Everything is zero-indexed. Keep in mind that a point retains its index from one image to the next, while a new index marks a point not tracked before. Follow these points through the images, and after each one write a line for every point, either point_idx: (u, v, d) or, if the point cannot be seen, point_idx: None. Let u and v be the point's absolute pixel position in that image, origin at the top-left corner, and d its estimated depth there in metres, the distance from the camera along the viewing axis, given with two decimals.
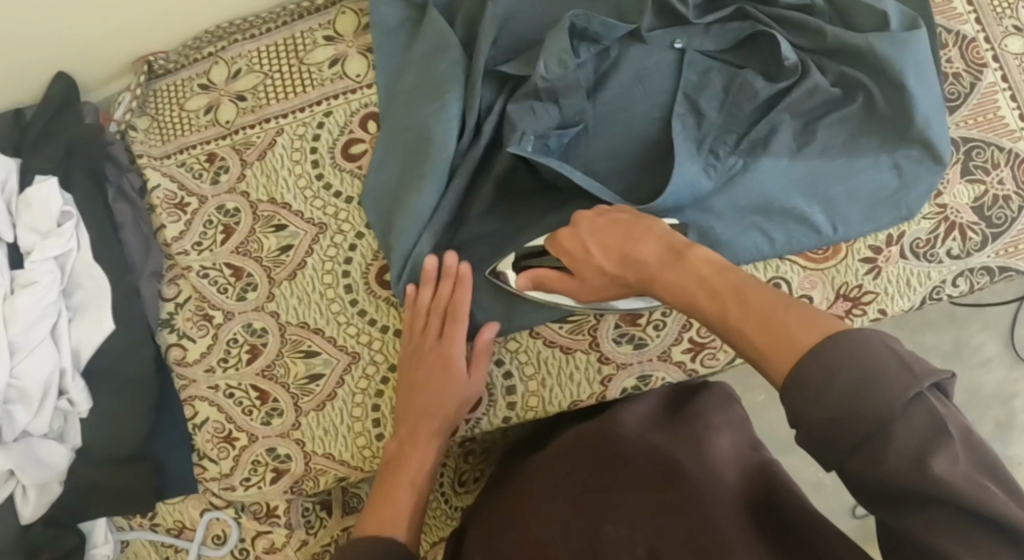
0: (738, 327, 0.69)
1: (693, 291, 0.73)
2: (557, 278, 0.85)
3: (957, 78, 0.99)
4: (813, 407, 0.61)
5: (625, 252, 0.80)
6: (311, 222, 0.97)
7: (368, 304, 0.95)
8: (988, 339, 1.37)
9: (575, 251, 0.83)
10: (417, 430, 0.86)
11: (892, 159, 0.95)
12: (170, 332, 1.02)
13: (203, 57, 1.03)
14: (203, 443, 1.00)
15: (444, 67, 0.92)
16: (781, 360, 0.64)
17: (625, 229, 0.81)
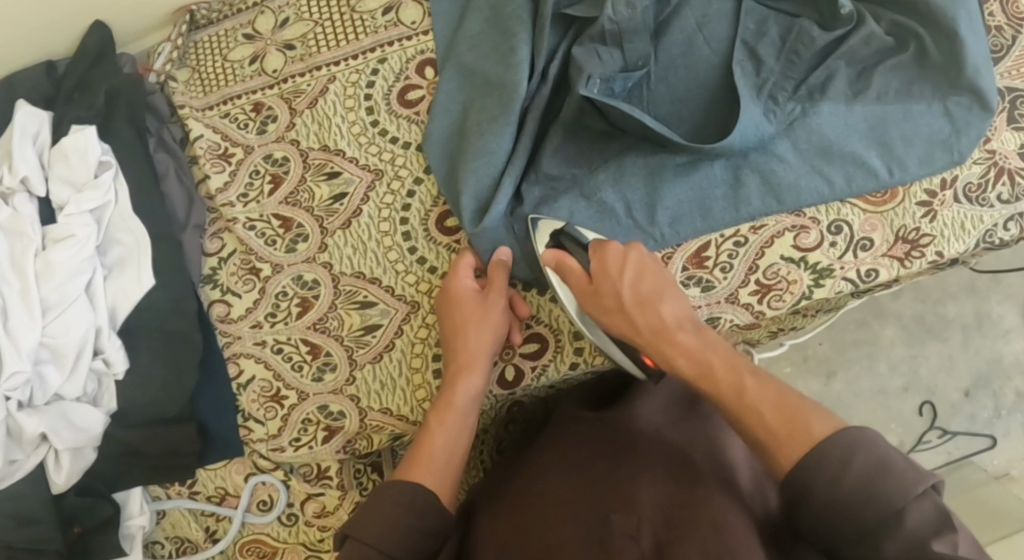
0: (754, 411, 0.74)
1: (706, 370, 0.78)
2: (582, 285, 0.85)
3: (999, 31, 1.03)
4: (828, 486, 0.67)
5: (652, 302, 0.82)
6: (367, 168, 0.95)
7: (428, 251, 0.93)
8: (1008, 310, 1.42)
9: (609, 274, 0.83)
10: (461, 379, 0.86)
11: (942, 106, 0.97)
12: (214, 288, 0.97)
13: (247, 7, 1.01)
14: (248, 404, 0.95)
15: (510, 13, 0.93)
16: (794, 449, 0.70)
17: (658, 279, 0.83)
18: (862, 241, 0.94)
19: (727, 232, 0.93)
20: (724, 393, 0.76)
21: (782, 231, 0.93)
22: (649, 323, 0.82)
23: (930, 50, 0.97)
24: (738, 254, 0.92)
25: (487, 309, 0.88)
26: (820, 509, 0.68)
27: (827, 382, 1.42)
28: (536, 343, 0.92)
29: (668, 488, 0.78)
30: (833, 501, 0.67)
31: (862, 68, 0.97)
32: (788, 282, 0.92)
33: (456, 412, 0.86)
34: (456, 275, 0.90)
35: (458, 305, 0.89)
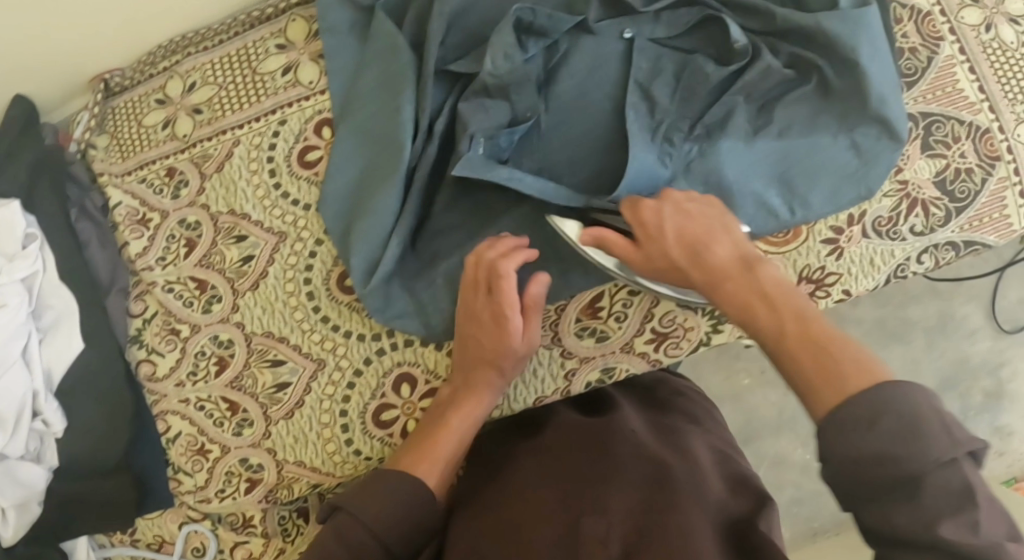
0: (790, 358, 0.71)
1: (749, 319, 0.75)
2: (627, 255, 0.84)
3: (914, 53, 1.01)
4: (846, 445, 0.63)
5: (702, 245, 0.80)
6: (272, 231, 0.98)
7: (331, 310, 0.96)
8: (973, 311, 1.41)
9: (646, 226, 0.83)
10: (475, 389, 0.90)
11: (849, 136, 0.95)
12: (140, 348, 1.01)
13: (157, 72, 1.03)
14: (177, 457, 1.00)
15: (395, 72, 0.93)
16: (827, 395, 0.66)
17: (701, 222, 0.82)
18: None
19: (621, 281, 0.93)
20: (771, 322, 0.73)
21: None
22: (705, 269, 0.79)
23: (841, 84, 0.95)
24: (632, 303, 0.93)
25: (499, 317, 0.88)
26: (840, 464, 0.63)
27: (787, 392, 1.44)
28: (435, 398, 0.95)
29: (648, 491, 0.77)
30: (846, 455, 0.63)
31: (766, 102, 0.96)
32: (684, 329, 0.92)
33: (460, 416, 0.89)
34: (475, 300, 0.88)
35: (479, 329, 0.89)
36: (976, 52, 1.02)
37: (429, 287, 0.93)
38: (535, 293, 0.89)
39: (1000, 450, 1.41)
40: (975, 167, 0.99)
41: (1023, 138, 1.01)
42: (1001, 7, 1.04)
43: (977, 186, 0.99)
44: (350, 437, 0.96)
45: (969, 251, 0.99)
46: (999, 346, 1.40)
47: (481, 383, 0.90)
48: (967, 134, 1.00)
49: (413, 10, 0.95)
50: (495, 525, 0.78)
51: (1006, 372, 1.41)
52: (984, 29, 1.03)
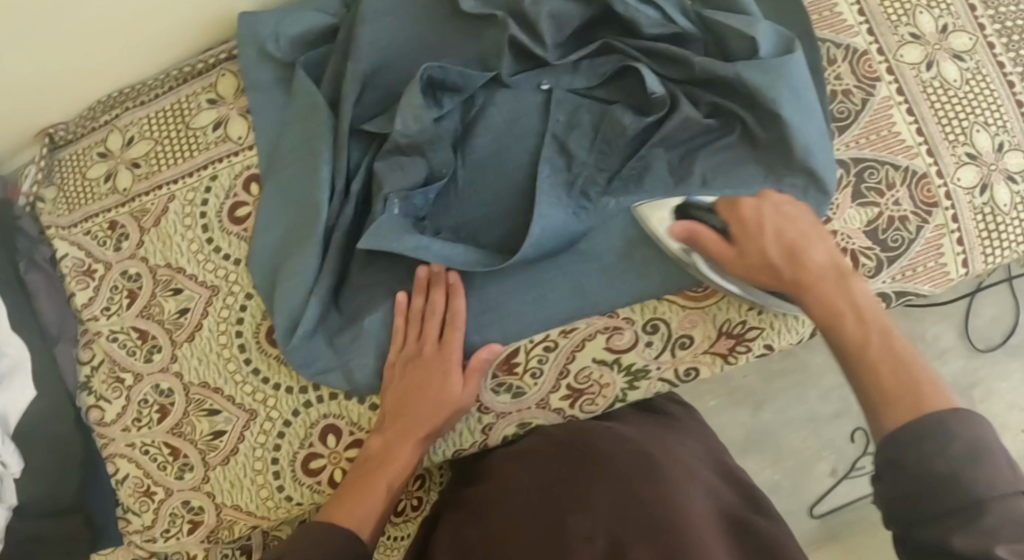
0: (872, 367, 0.76)
1: (837, 319, 0.81)
2: (719, 251, 0.87)
3: (848, 96, 0.99)
4: (915, 461, 0.69)
5: (797, 251, 0.85)
6: (205, 284, 1.01)
7: (261, 363, 1.00)
8: (943, 330, 1.41)
9: (747, 227, 0.86)
10: (402, 442, 0.91)
11: (775, 187, 0.93)
12: (88, 394, 1.04)
13: (99, 126, 1.06)
14: (125, 498, 1.04)
15: (313, 132, 0.95)
16: (898, 412, 0.72)
17: (801, 226, 0.86)
18: (681, 339, 0.94)
19: (537, 336, 0.94)
20: (866, 334, 0.79)
21: (593, 333, 0.94)
22: (800, 274, 0.84)
23: (764, 133, 0.94)
24: (548, 359, 0.94)
25: (446, 367, 0.91)
26: (914, 476, 0.68)
27: (756, 412, 1.43)
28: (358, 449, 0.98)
29: (633, 482, 0.83)
30: (925, 473, 0.68)
31: (688, 153, 0.95)
32: (599, 386, 0.94)
33: (393, 467, 0.91)
34: (410, 336, 0.92)
35: (423, 373, 0.91)
36: (916, 93, 1.00)
37: (349, 343, 0.96)
38: (486, 353, 0.91)
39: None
40: (909, 215, 0.98)
41: (961, 182, 1.00)
42: (944, 42, 1.02)
43: (911, 236, 0.98)
44: (282, 484, 0.99)
45: (901, 302, 0.99)
46: (973, 365, 1.40)
47: (413, 434, 0.91)
48: (903, 180, 0.99)
49: (332, 67, 0.97)
50: (488, 522, 0.84)
51: (978, 393, 1.40)
52: (925, 67, 1.01)
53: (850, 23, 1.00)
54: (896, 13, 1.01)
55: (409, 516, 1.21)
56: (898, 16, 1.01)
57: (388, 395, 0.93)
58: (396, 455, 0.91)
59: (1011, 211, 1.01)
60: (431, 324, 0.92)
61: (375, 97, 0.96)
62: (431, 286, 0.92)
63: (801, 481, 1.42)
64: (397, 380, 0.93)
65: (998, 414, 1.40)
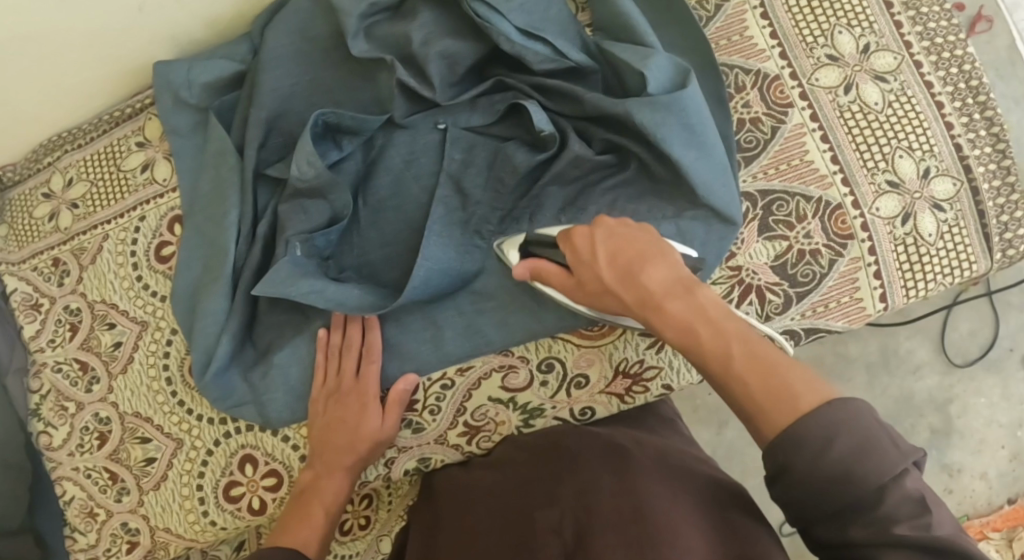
0: (739, 385, 0.70)
1: (696, 344, 0.74)
2: (564, 283, 0.84)
3: (756, 124, 0.97)
4: (803, 465, 0.65)
5: (632, 271, 0.78)
6: (135, 320, 1.06)
7: (186, 395, 1.05)
8: (917, 346, 1.45)
9: (580, 257, 0.82)
10: (333, 471, 0.93)
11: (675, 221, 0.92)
12: (38, 420, 1.10)
13: (42, 167, 1.11)
14: (73, 518, 1.08)
15: (224, 176, 0.99)
16: (777, 419, 0.67)
17: (637, 245, 0.80)
18: (576, 378, 0.95)
19: (434, 375, 0.96)
20: (715, 357, 0.72)
21: (488, 372, 0.96)
22: (639, 295, 0.78)
23: (659, 171, 0.93)
24: (446, 396, 0.96)
25: (362, 397, 0.94)
26: (797, 487, 0.65)
27: (720, 430, 1.43)
28: (273, 478, 1.03)
29: (605, 469, 0.83)
30: (809, 474, 0.65)
31: (583, 190, 0.94)
32: (495, 423, 0.97)
33: (323, 493, 0.92)
34: (331, 368, 0.96)
35: (342, 404, 0.94)
36: (832, 118, 0.96)
37: (259, 380, 0.99)
38: (403, 381, 0.94)
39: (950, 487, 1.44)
40: (821, 248, 0.95)
41: (881, 212, 0.95)
42: (865, 63, 0.97)
43: (824, 270, 0.95)
44: (207, 509, 1.05)
45: (812, 339, 0.95)
46: (948, 382, 1.44)
47: (339, 464, 0.93)
48: (815, 212, 0.95)
49: (240, 114, 1.02)
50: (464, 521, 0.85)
51: (953, 409, 1.44)
52: (842, 91, 0.97)
53: (761, 48, 0.98)
54: (812, 34, 0.98)
55: (357, 536, 1.17)
56: (814, 38, 0.98)
57: (314, 434, 0.95)
58: (326, 481, 0.92)
59: (936, 241, 0.96)
60: (349, 357, 0.95)
61: (280, 140, 0.99)
62: (348, 321, 0.95)
63: (768, 500, 1.42)
64: (320, 414, 0.95)
65: (976, 429, 1.44)
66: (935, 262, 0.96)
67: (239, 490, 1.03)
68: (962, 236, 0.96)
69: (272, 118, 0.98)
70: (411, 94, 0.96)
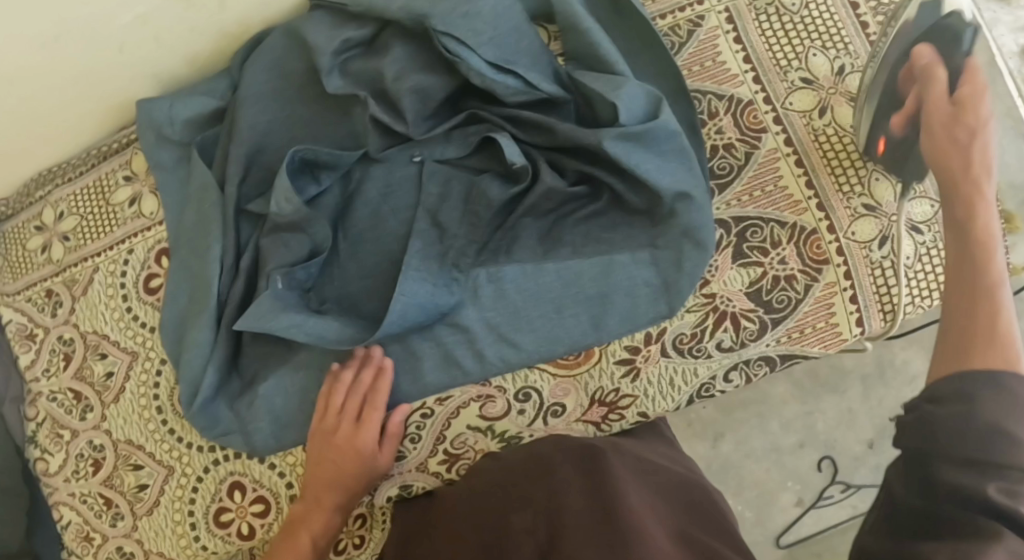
0: (981, 325, 0.74)
1: (982, 262, 0.79)
2: (954, 129, 0.85)
3: (730, 150, 0.97)
4: (950, 414, 0.66)
5: (981, 167, 0.84)
6: (126, 350, 1.08)
7: (176, 423, 1.07)
8: (913, 357, 1.47)
9: (950, 126, 0.86)
10: (319, 506, 0.94)
11: (647, 243, 0.93)
12: (35, 447, 1.13)
13: (34, 201, 1.13)
14: (70, 542, 1.12)
15: (208, 212, 1.00)
16: (983, 357, 0.71)
17: (988, 130, 0.85)
18: (553, 407, 0.96)
19: (414, 404, 0.97)
20: (991, 273, 0.78)
21: (467, 402, 0.97)
22: (965, 184, 0.84)
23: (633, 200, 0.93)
24: (426, 425, 0.98)
25: (358, 440, 0.93)
26: (944, 417, 0.66)
27: (716, 444, 1.49)
28: (261, 504, 1.05)
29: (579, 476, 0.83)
30: (955, 424, 0.65)
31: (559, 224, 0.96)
32: (474, 451, 0.98)
33: (308, 529, 0.93)
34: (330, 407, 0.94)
35: (337, 449, 0.94)
36: (806, 142, 0.96)
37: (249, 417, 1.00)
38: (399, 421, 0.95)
39: None
40: (796, 274, 0.95)
41: (857, 236, 0.95)
42: (840, 85, 0.97)
43: (799, 295, 0.95)
44: (198, 534, 1.07)
45: (787, 365, 0.96)
46: None
47: (328, 501, 0.94)
48: (789, 238, 0.95)
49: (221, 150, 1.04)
50: (445, 531, 0.84)
51: None
52: (817, 114, 0.97)
53: (734, 73, 0.98)
54: (786, 58, 0.97)
55: None
56: (788, 61, 0.97)
57: (309, 465, 0.95)
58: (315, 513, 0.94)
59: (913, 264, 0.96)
60: (353, 398, 0.93)
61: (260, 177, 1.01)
62: (364, 363, 0.95)
63: (765, 512, 1.48)
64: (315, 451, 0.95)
65: None
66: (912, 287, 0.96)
67: (227, 516, 1.06)
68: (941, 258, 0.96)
69: (253, 156, 1.00)
70: (387, 131, 0.97)
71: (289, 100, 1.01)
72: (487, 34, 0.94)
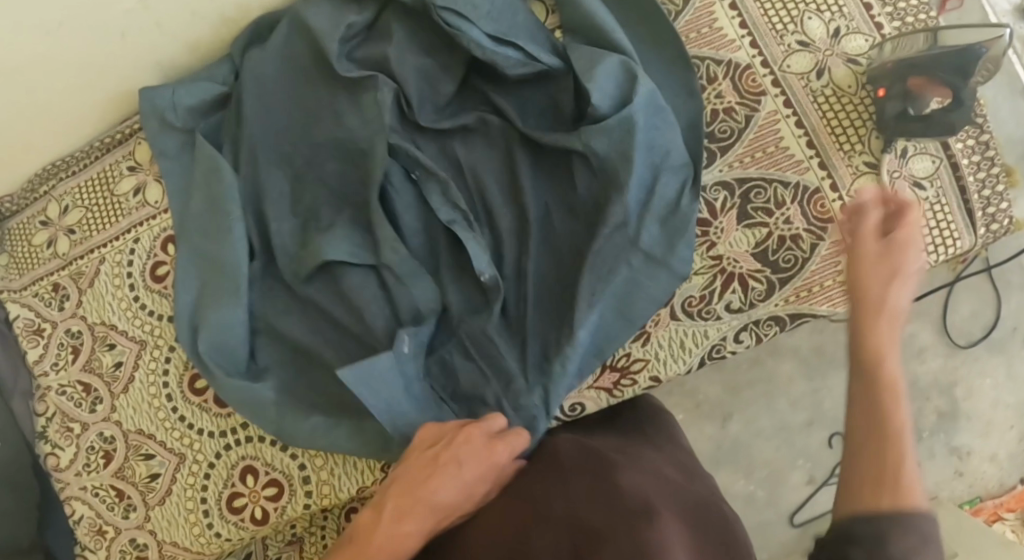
0: (876, 456, 0.76)
1: (887, 378, 0.78)
2: (869, 244, 0.84)
3: (730, 114, 0.97)
4: (858, 508, 0.74)
5: (897, 271, 0.82)
6: (133, 339, 1.08)
7: (186, 410, 1.06)
8: (920, 330, 1.47)
9: (866, 241, 0.84)
10: (401, 522, 0.81)
11: (659, 229, 0.92)
12: (45, 443, 1.14)
13: (39, 196, 1.13)
14: (83, 536, 1.13)
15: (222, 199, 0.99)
16: (885, 495, 0.73)
17: (908, 251, 0.83)
18: None
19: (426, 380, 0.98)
20: (885, 389, 0.78)
21: None
22: (877, 303, 0.81)
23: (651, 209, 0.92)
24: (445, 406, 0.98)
25: (484, 458, 0.85)
26: (857, 510, 0.74)
27: (725, 424, 1.48)
28: (274, 488, 1.04)
29: (592, 490, 0.83)
30: (868, 510, 0.73)
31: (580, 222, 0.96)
32: None
33: (381, 533, 0.80)
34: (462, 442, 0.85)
35: (432, 462, 0.84)
36: (805, 104, 0.97)
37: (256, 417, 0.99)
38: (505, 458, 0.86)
39: (961, 469, 1.48)
40: (801, 233, 0.95)
41: (859, 194, 0.96)
42: (837, 47, 0.98)
43: (806, 254, 0.95)
44: (211, 522, 1.07)
45: (797, 324, 0.96)
46: (953, 363, 1.47)
47: (414, 515, 0.81)
48: (793, 198, 0.96)
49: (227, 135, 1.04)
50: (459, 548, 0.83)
51: (959, 392, 1.47)
52: (814, 76, 0.98)
53: (731, 39, 0.99)
54: (782, 22, 0.98)
55: None
56: (784, 25, 0.98)
57: (398, 482, 0.83)
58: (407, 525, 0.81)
59: None
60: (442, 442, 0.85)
61: (266, 163, 1.01)
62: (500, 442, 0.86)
63: (776, 491, 1.49)
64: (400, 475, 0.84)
65: (983, 411, 1.47)
66: None
67: (240, 502, 1.05)
68: (944, 214, 0.96)
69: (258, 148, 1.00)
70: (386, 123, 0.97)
71: (290, 82, 1.02)
72: (485, 10, 0.96)
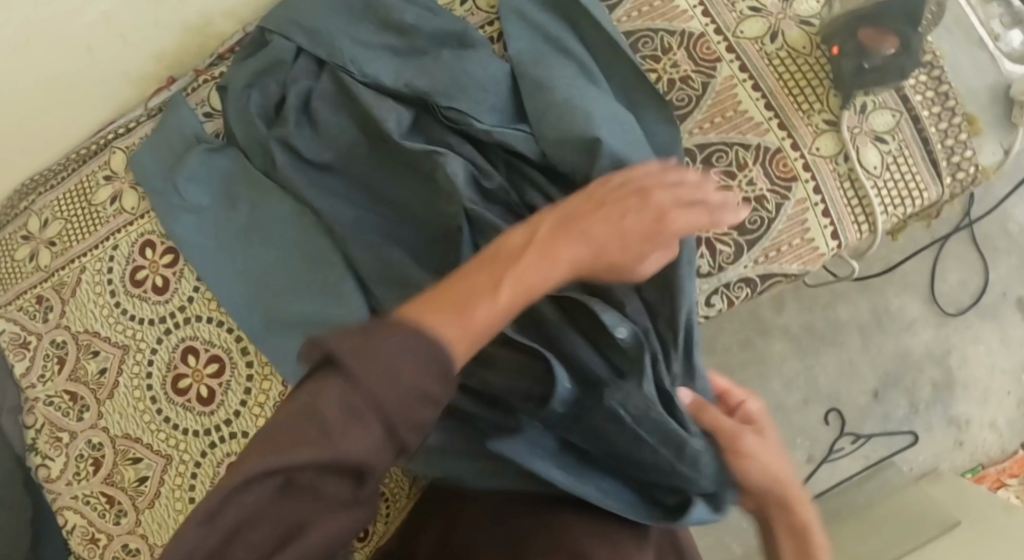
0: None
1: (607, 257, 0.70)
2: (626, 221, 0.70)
3: (687, 82, 0.99)
4: None
5: (593, 227, 0.69)
6: (117, 344, 1.09)
7: (170, 411, 1.07)
8: (908, 301, 1.46)
9: (609, 192, 0.71)
10: (529, 255, 0.66)
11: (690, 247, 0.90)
12: (36, 455, 1.14)
13: (19, 212, 1.15)
14: (76, 546, 1.13)
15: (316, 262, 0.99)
16: None
17: (637, 221, 0.70)
18: None
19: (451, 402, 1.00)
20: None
21: None
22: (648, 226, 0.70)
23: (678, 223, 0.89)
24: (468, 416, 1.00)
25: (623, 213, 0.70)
26: None
27: None
28: None
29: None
30: None
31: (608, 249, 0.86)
32: None
33: (528, 269, 0.65)
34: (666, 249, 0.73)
35: (623, 235, 0.70)
36: (760, 67, 0.98)
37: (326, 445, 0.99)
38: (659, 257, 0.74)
39: (961, 439, 1.46)
40: (766, 194, 0.96)
41: (821, 152, 0.96)
42: (788, 11, 0.99)
43: (772, 214, 0.95)
44: None
45: (768, 284, 0.97)
46: (943, 333, 1.46)
47: (514, 276, 0.64)
48: (755, 159, 0.96)
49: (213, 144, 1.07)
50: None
51: (953, 359, 1.46)
52: (768, 40, 0.98)
53: (683, 10, 1.00)
54: None
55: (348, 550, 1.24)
56: None
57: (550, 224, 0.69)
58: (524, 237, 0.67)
59: (882, 173, 0.96)
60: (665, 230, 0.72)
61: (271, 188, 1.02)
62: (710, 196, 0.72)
63: None
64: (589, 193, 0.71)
65: (979, 376, 1.45)
66: (883, 195, 0.97)
67: None
68: (909, 166, 0.97)
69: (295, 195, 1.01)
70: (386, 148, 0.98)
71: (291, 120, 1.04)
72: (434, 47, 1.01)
